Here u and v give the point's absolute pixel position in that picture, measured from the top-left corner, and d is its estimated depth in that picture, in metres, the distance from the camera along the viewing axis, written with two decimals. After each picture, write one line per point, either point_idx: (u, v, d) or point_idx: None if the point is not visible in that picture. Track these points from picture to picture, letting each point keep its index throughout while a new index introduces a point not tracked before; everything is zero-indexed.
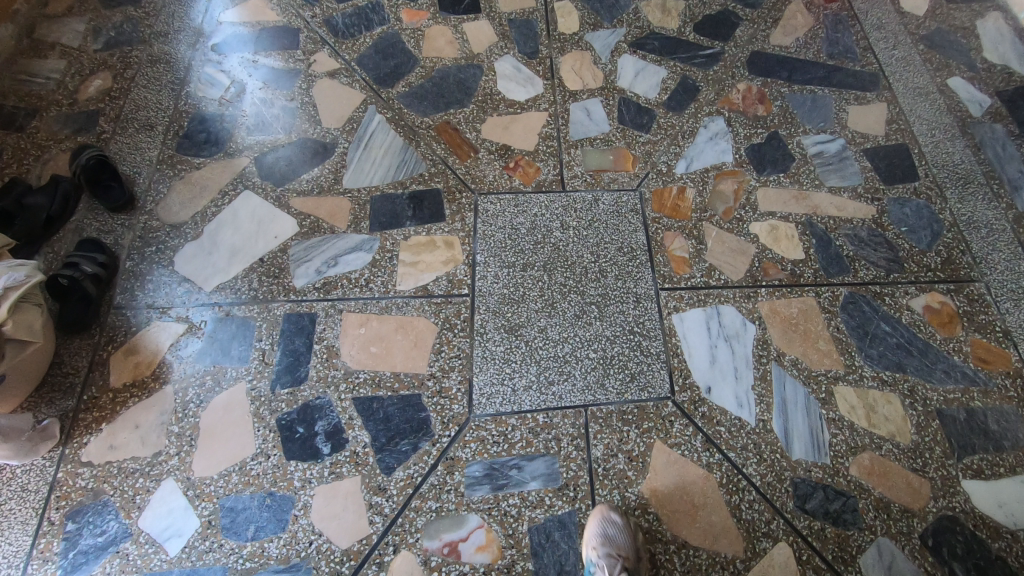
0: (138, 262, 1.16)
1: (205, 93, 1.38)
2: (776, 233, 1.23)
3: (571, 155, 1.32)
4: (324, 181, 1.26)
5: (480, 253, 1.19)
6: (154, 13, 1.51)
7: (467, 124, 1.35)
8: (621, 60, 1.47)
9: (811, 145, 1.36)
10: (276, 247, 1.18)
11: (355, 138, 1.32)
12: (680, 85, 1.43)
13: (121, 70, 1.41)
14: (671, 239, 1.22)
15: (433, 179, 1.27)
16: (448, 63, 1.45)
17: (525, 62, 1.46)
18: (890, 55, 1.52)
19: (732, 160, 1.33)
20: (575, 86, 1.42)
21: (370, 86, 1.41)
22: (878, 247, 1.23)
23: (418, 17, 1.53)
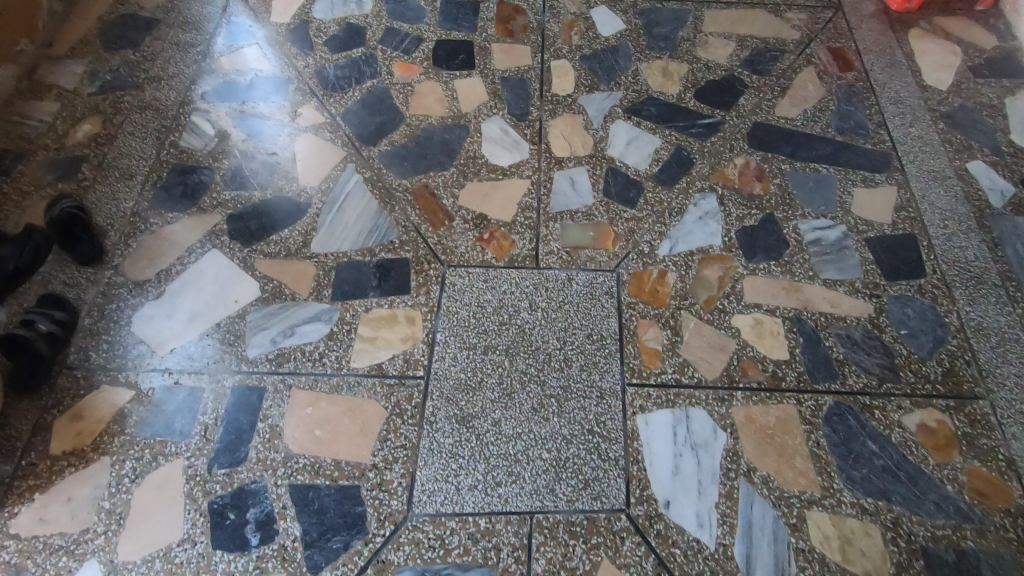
0: (97, 320, 1.14)
1: (189, 142, 1.38)
2: (759, 329, 1.15)
3: (549, 229, 1.26)
4: (292, 243, 1.23)
5: (441, 332, 1.14)
6: (151, 57, 1.52)
7: (446, 189, 1.31)
8: (614, 126, 1.42)
9: (809, 230, 1.27)
10: (235, 312, 1.15)
11: (330, 198, 1.30)
12: (674, 157, 1.37)
13: (111, 115, 1.41)
14: (645, 328, 1.15)
15: (403, 247, 1.23)
16: (435, 122, 1.42)
17: (514, 124, 1.41)
18: (905, 133, 1.42)
19: (720, 243, 1.25)
20: (562, 153, 1.37)
21: (352, 143, 1.38)
22: (872, 352, 1.13)
23: (410, 72, 1.50)
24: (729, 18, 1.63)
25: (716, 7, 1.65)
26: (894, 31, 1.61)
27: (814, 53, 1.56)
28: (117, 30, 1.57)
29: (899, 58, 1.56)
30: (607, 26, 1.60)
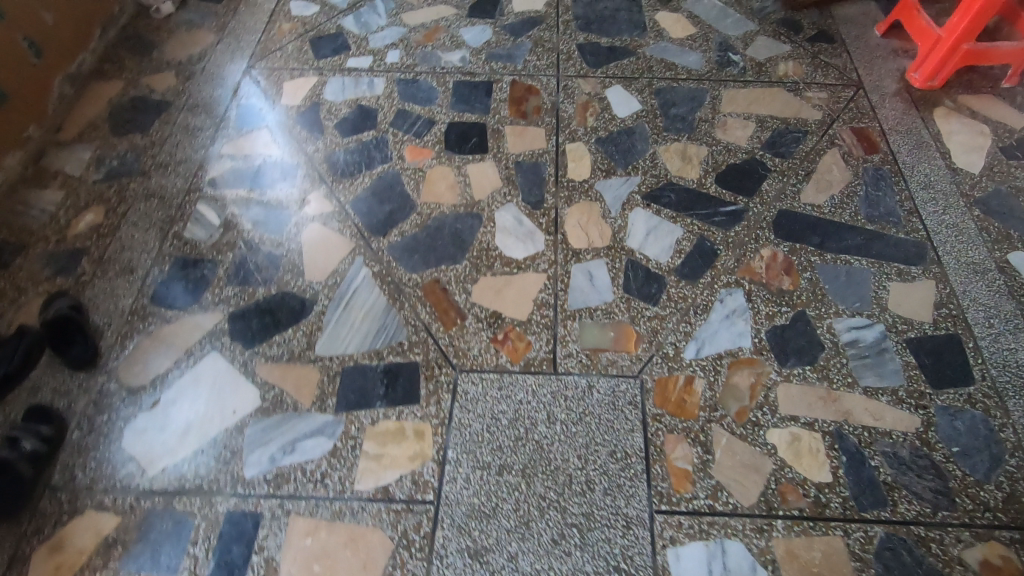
0: (86, 433, 1.08)
1: (193, 232, 1.33)
2: (797, 445, 1.06)
3: (567, 329, 1.19)
4: (295, 345, 1.17)
5: (452, 448, 1.05)
6: (159, 142, 1.50)
7: (458, 284, 1.25)
8: (633, 214, 1.36)
9: (844, 331, 1.19)
10: (232, 424, 1.08)
11: (337, 295, 1.24)
12: (696, 248, 1.30)
13: (115, 204, 1.38)
14: (673, 444, 1.06)
15: (413, 350, 1.17)
16: (447, 210, 1.37)
17: (528, 213, 1.36)
18: (940, 221, 1.35)
19: (750, 345, 1.17)
20: (579, 244, 1.31)
21: (361, 234, 1.33)
22: (922, 473, 1.03)
23: (422, 156, 1.47)
24: (747, 98, 1.59)
25: (733, 86, 1.62)
26: (919, 110, 1.57)
27: (837, 134, 1.51)
28: (127, 114, 1.56)
29: (926, 139, 1.51)
30: (623, 106, 1.57)
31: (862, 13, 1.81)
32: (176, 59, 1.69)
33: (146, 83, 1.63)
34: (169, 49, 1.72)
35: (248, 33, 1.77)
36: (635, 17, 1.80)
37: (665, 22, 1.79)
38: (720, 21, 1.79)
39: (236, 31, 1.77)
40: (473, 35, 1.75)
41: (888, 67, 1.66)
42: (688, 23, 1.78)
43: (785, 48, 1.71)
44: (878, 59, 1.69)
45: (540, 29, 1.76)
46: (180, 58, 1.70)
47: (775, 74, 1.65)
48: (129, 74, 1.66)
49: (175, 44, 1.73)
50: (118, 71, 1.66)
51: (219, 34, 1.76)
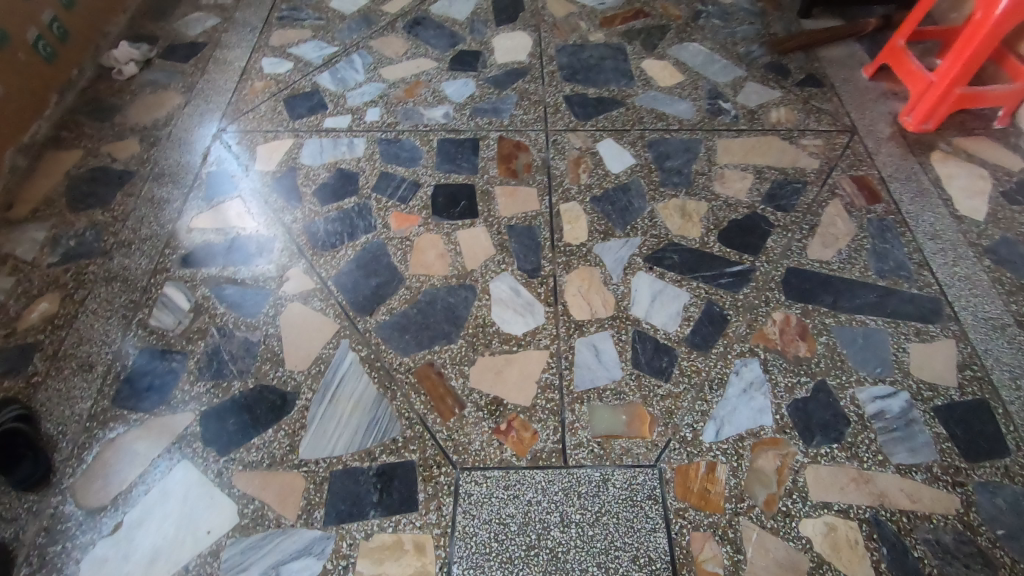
0: (37, 568, 0.94)
1: (159, 319, 1.22)
2: (833, 537, 0.98)
3: (575, 413, 1.10)
4: (277, 448, 1.06)
5: (458, 563, 0.95)
6: (122, 217, 1.39)
7: (454, 366, 1.15)
8: (636, 279, 1.29)
9: (868, 401, 1.12)
10: (207, 548, 0.96)
11: (321, 386, 1.13)
12: (705, 314, 1.23)
13: (72, 290, 1.26)
14: (699, 544, 0.97)
15: (408, 446, 1.06)
16: (438, 282, 1.28)
17: (525, 282, 1.27)
18: (951, 273, 1.30)
19: (771, 422, 1.09)
20: (582, 315, 1.23)
21: (346, 313, 1.23)
22: (968, 562, 0.96)
23: (408, 223, 1.38)
24: (742, 148, 1.55)
25: (727, 135, 1.58)
26: (916, 155, 1.54)
27: (837, 183, 1.47)
28: (85, 186, 1.45)
29: (927, 185, 1.47)
30: (616, 161, 1.51)
31: (848, 55, 1.80)
32: (140, 123, 1.59)
33: (107, 152, 1.52)
34: (133, 113, 1.62)
35: (218, 93, 1.68)
36: (621, 65, 1.76)
37: (652, 70, 1.75)
38: (707, 68, 1.76)
39: (204, 91, 1.68)
40: (456, 89, 1.69)
41: (880, 111, 1.64)
42: (675, 71, 1.75)
43: (774, 94, 1.68)
44: (869, 103, 1.66)
45: (524, 81, 1.71)
46: (144, 123, 1.60)
47: (768, 121, 1.61)
48: (88, 142, 1.55)
49: (139, 107, 1.63)
50: (77, 139, 1.55)
51: (186, 94, 1.67)
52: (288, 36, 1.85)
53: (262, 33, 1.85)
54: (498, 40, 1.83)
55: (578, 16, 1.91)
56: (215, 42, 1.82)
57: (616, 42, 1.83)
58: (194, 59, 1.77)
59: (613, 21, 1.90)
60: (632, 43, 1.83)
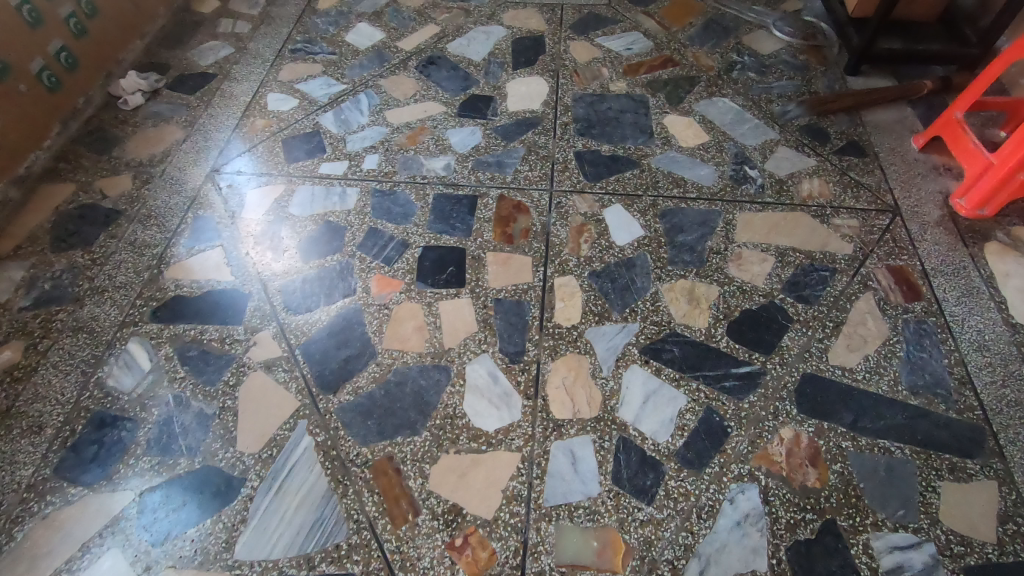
0: None
1: (118, 380, 1.16)
2: None
3: (540, 534, 0.98)
4: (213, 543, 0.98)
5: None
6: (101, 260, 1.34)
7: (415, 463, 1.05)
8: (628, 374, 1.16)
9: (884, 551, 0.96)
10: None
11: (270, 473, 1.04)
12: (703, 423, 1.09)
13: (37, 339, 1.22)
14: None
15: (352, 556, 0.96)
16: (411, 360, 1.18)
17: (505, 368, 1.16)
18: (999, 395, 1.13)
19: (765, 568, 0.95)
20: (563, 413, 1.10)
21: (309, 389, 1.14)
22: None
23: (389, 288, 1.29)
24: (765, 224, 1.40)
25: (750, 208, 1.43)
26: (967, 245, 1.35)
27: (871, 274, 1.30)
28: (71, 224, 1.41)
29: (977, 283, 1.29)
30: (622, 232, 1.38)
31: (896, 121, 1.62)
32: (137, 158, 1.56)
33: (99, 187, 1.49)
34: (131, 146, 1.59)
35: (218, 130, 1.63)
36: (641, 120, 1.64)
37: (674, 127, 1.62)
38: (735, 127, 1.62)
39: (206, 127, 1.64)
40: (461, 138, 1.60)
41: (929, 189, 1.46)
42: (699, 129, 1.61)
43: (808, 163, 1.53)
44: (917, 179, 1.49)
45: (535, 133, 1.61)
46: (141, 158, 1.56)
47: (798, 194, 1.46)
48: (83, 175, 1.52)
49: (139, 141, 1.60)
50: (72, 171, 1.53)
51: (187, 130, 1.63)
52: (298, 71, 1.80)
53: (273, 67, 1.81)
54: (512, 86, 1.73)
55: (601, 63, 1.80)
56: (225, 74, 1.79)
57: (638, 94, 1.71)
58: (202, 91, 1.74)
59: (638, 70, 1.78)
60: (656, 96, 1.71)
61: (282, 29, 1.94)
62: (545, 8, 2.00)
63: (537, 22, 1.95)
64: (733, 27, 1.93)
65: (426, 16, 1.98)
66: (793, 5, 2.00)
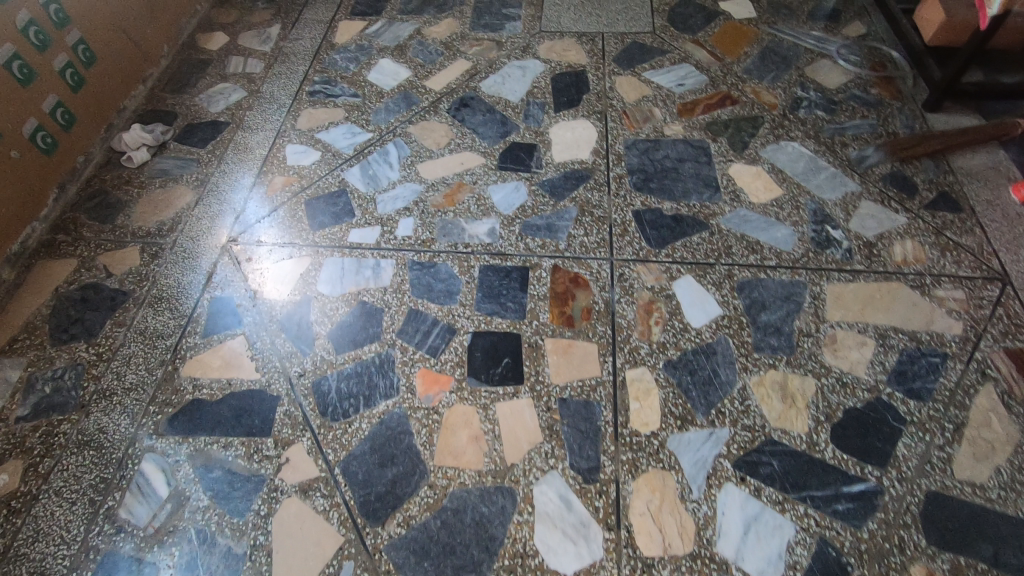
0: None
1: (131, 510, 1.00)
2: None
3: None
4: None
5: None
6: (107, 356, 1.18)
7: None
8: (723, 495, 1.00)
9: None
10: None
11: None
12: (817, 561, 0.93)
13: (37, 459, 1.06)
14: None
15: None
16: (469, 480, 1.02)
17: (579, 490, 1.00)
18: None
19: None
20: (652, 548, 0.95)
21: (354, 520, 0.99)
22: None
23: (438, 386, 1.13)
24: (858, 298, 1.23)
25: (838, 278, 1.26)
26: None
27: (989, 360, 1.14)
28: (73, 311, 1.25)
29: None
30: (697, 310, 1.22)
31: (991, 167, 1.45)
32: (144, 227, 1.40)
33: (103, 264, 1.33)
34: (138, 212, 1.43)
35: (233, 190, 1.47)
36: (703, 170, 1.47)
37: (741, 178, 1.45)
38: (810, 177, 1.45)
39: (218, 187, 1.48)
40: (504, 196, 1.43)
41: None
42: (770, 181, 1.44)
43: (897, 221, 1.36)
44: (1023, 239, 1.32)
45: (586, 188, 1.44)
46: (148, 227, 1.40)
47: (891, 260, 1.29)
48: (84, 248, 1.36)
49: (145, 206, 1.44)
50: (73, 244, 1.37)
51: (199, 191, 1.47)
52: (318, 117, 1.64)
53: (290, 113, 1.65)
54: (556, 131, 1.57)
55: (652, 102, 1.64)
56: (238, 122, 1.63)
57: (696, 138, 1.54)
58: (213, 144, 1.58)
59: (694, 109, 1.61)
60: (717, 140, 1.54)
61: (298, 67, 1.78)
62: (585, 38, 1.83)
63: (577, 55, 1.78)
64: (793, 56, 1.75)
65: (455, 49, 1.81)
66: (855, 29, 1.83)
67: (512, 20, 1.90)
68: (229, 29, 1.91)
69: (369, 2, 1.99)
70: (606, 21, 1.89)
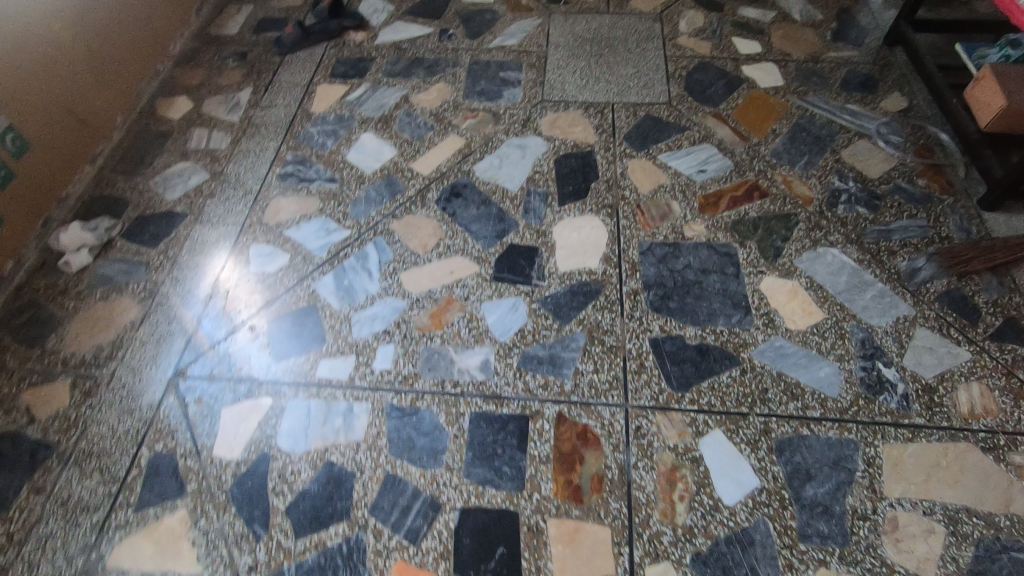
0: None
1: None
2: None
3: None
4: None
5: None
6: (21, 537, 0.99)
7: None
8: None
9: None
10: None
11: None
12: None
13: None
14: None
15: None
16: None
17: None
18: None
19: None
20: None
21: None
22: None
23: None
24: (920, 465, 1.04)
25: (895, 436, 1.07)
26: None
27: None
28: None
29: None
30: (730, 481, 1.02)
31: None
32: (77, 354, 1.19)
33: (26, 405, 1.13)
34: (71, 333, 1.22)
35: (185, 305, 1.26)
36: (731, 285, 1.27)
37: (775, 297, 1.25)
38: (855, 296, 1.25)
39: (168, 300, 1.27)
40: (500, 317, 1.23)
41: None
42: (808, 300, 1.25)
43: (959, 357, 1.16)
44: None
45: (595, 307, 1.24)
46: (82, 354, 1.19)
47: (955, 411, 1.10)
48: (5, 382, 1.16)
49: (81, 325, 1.24)
50: None
51: (145, 305, 1.26)
52: (289, 209, 1.43)
53: (256, 203, 1.44)
54: (561, 231, 1.37)
55: (669, 193, 1.44)
56: (196, 214, 1.42)
57: (722, 242, 1.34)
58: (165, 242, 1.37)
59: (718, 204, 1.41)
60: (745, 245, 1.34)
61: (269, 143, 1.57)
62: (592, 110, 1.63)
63: (584, 131, 1.58)
64: (827, 136, 1.56)
65: (446, 122, 1.61)
66: (895, 102, 1.64)
67: (511, 86, 1.70)
68: (193, 93, 1.71)
69: (351, 61, 1.79)
70: (616, 88, 1.69)
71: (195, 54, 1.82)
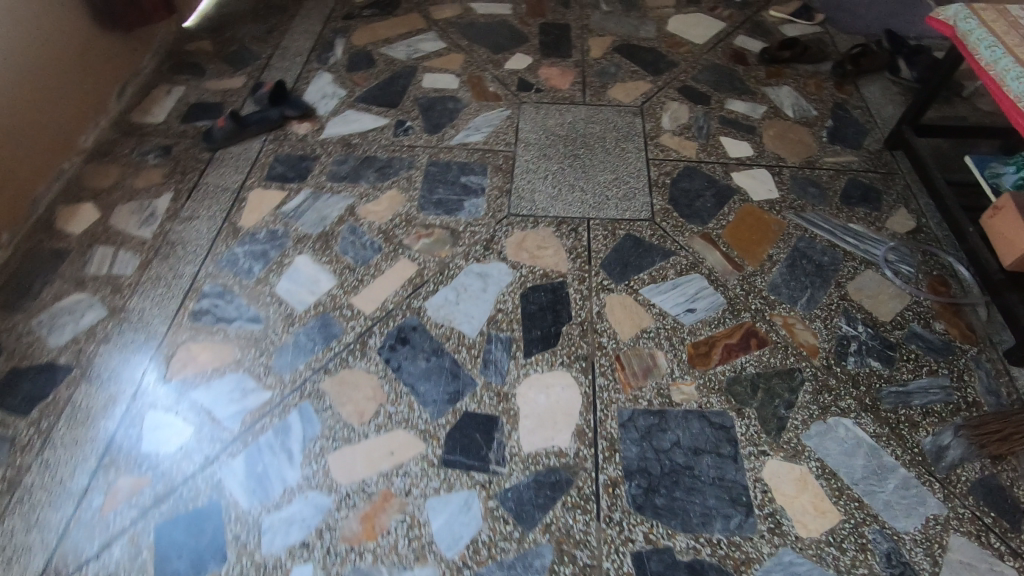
0: None
1: None
2: None
3: None
4: None
5: None
6: None
7: None
8: None
9: None
10: None
11: None
12: None
13: None
14: None
15: None
16: None
17: None
18: None
19: None
20: None
21: None
22: None
23: None
24: None
25: None
26: None
27: None
28: None
29: None
30: None
31: None
32: None
33: None
34: None
35: (52, 505, 1.01)
36: (728, 472, 1.06)
37: (782, 490, 1.04)
38: (876, 487, 1.04)
39: (31, 497, 1.02)
40: (448, 522, 0.99)
41: None
42: (820, 494, 1.04)
43: None
44: None
45: (565, 506, 1.01)
46: None
47: None
48: None
49: None
50: None
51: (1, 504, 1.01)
52: (199, 360, 1.19)
53: (160, 352, 1.20)
54: (526, 394, 1.14)
55: (653, 340, 1.23)
56: (84, 368, 1.17)
57: (716, 409, 1.13)
58: (40, 408, 1.11)
59: (710, 356, 1.21)
60: (744, 414, 1.13)
61: (185, 267, 1.33)
62: (565, 227, 1.43)
63: (555, 255, 1.37)
64: (829, 264, 1.37)
65: (396, 242, 1.39)
66: (902, 221, 1.47)
67: (473, 195, 1.49)
68: (103, 198, 1.47)
69: (291, 160, 1.57)
70: (592, 199, 1.49)
71: (111, 148, 1.59)
